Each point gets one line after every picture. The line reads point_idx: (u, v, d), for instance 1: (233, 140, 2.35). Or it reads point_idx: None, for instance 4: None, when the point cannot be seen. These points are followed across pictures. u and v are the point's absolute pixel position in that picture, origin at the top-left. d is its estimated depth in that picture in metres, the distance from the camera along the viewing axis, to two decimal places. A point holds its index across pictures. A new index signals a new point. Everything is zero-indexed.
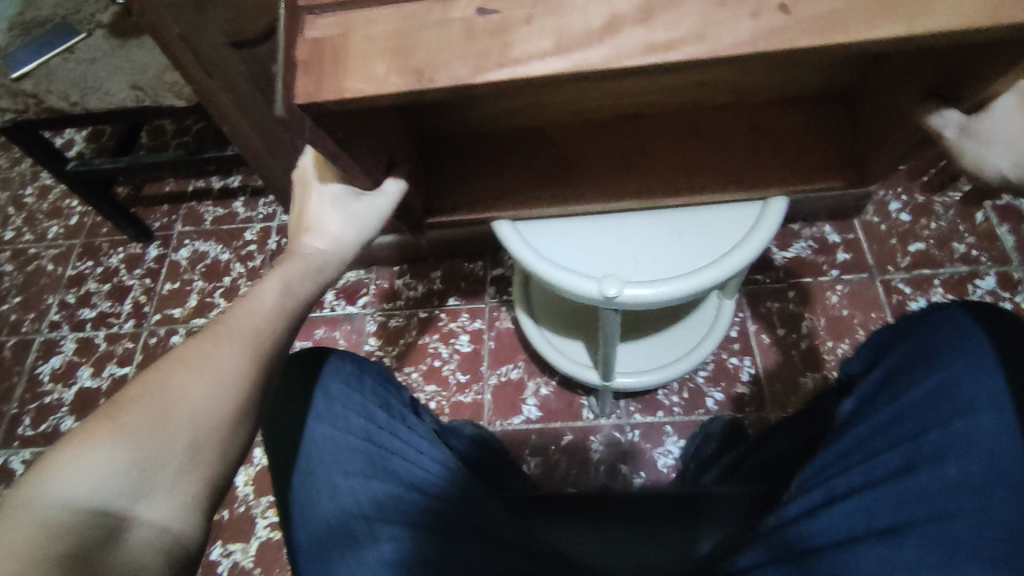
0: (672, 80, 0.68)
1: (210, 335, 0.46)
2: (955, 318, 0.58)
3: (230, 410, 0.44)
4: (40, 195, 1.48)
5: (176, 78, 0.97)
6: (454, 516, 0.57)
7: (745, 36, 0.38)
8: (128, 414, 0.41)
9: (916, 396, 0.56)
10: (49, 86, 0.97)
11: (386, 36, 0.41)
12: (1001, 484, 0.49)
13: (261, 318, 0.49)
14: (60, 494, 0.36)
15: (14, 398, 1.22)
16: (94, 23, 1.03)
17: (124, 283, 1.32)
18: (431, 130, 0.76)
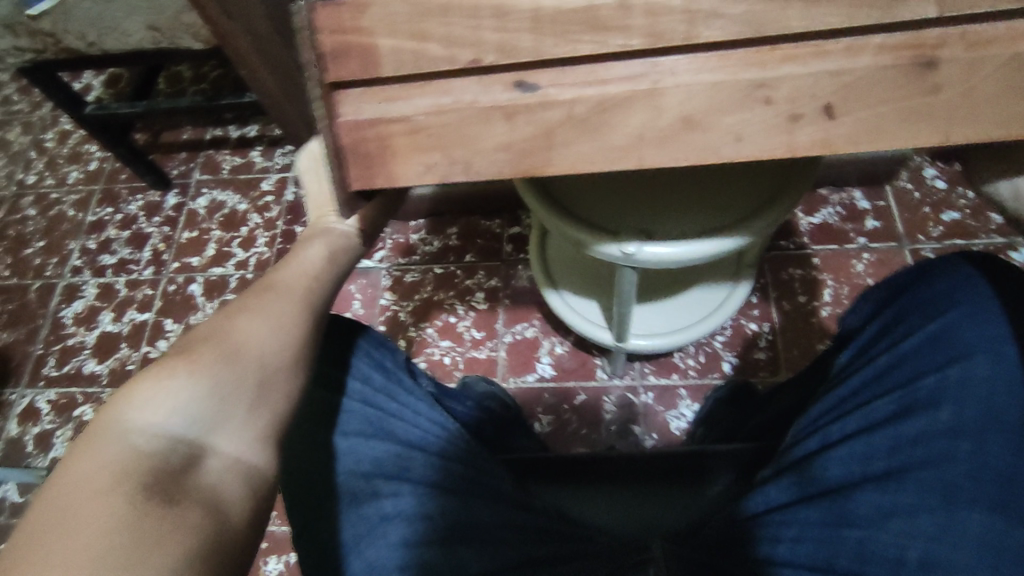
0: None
1: (268, 291, 0.49)
2: (959, 267, 0.56)
3: (288, 358, 0.46)
4: (60, 140, 1.48)
5: (193, 21, 0.95)
6: (453, 467, 0.58)
7: (735, 133, 0.43)
8: (197, 351, 0.44)
9: (913, 344, 0.54)
10: (66, 25, 0.95)
11: (428, 123, 0.44)
12: (995, 428, 0.48)
13: (309, 274, 0.51)
14: (144, 423, 0.40)
15: (39, 340, 1.24)
16: None
17: (143, 231, 1.33)
18: None
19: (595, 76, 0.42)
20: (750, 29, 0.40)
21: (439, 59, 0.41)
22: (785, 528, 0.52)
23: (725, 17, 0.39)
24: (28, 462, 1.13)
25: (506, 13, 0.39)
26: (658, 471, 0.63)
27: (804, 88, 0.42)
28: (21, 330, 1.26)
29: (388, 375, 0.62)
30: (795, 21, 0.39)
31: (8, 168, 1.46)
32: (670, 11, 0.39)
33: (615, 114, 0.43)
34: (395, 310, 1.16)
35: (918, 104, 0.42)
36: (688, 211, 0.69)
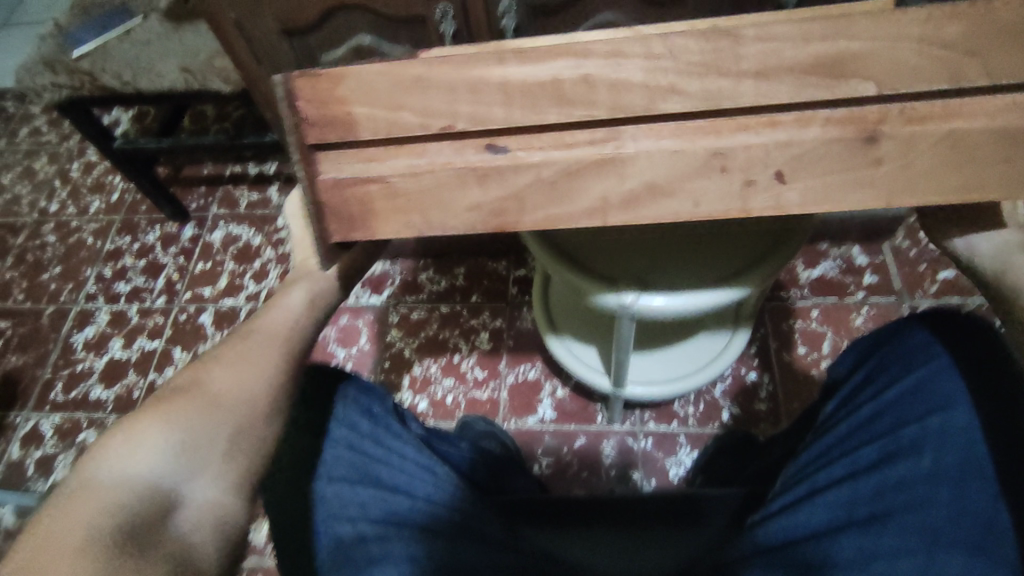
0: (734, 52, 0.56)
1: (246, 339, 0.52)
2: (914, 322, 0.61)
3: (264, 405, 0.49)
4: (84, 170, 1.53)
5: (225, 65, 0.99)
6: (443, 512, 0.60)
7: (694, 197, 0.48)
8: (176, 400, 0.47)
9: (894, 395, 0.57)
10: (104, 66, 1.01)
11: (404, 185, 0.49)
12: (976, 475, 0.51)
13: (289, 320, 0.53)
14: (119, 470, 0.42)
15: (48, 364, 1.26)
16: (151, 7, 1.07)
17: (158, 261, 1.36)
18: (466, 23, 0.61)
19: (563, 140, 0.47)
20: (698, 104, 0.45)
21: (414, 125, 0.47)
22: (776, 567, 0.52)
23: (685, 93, 0.45)
24: (27, 486, 1.13)
25: (478, 87, 0.45)
26: (650, 511, 0.64)
27: (757, 159, 0.47)
28: (31, 353, 1.28)
29: (375, 421, 0.64)
30: (746, 95, 0.45)
31: (33, 196, 1.51)
32: (631, 87, 0.45)
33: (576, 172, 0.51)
34: (399, 347, 1.18)
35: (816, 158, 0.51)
36: (685, 261, 0.72)
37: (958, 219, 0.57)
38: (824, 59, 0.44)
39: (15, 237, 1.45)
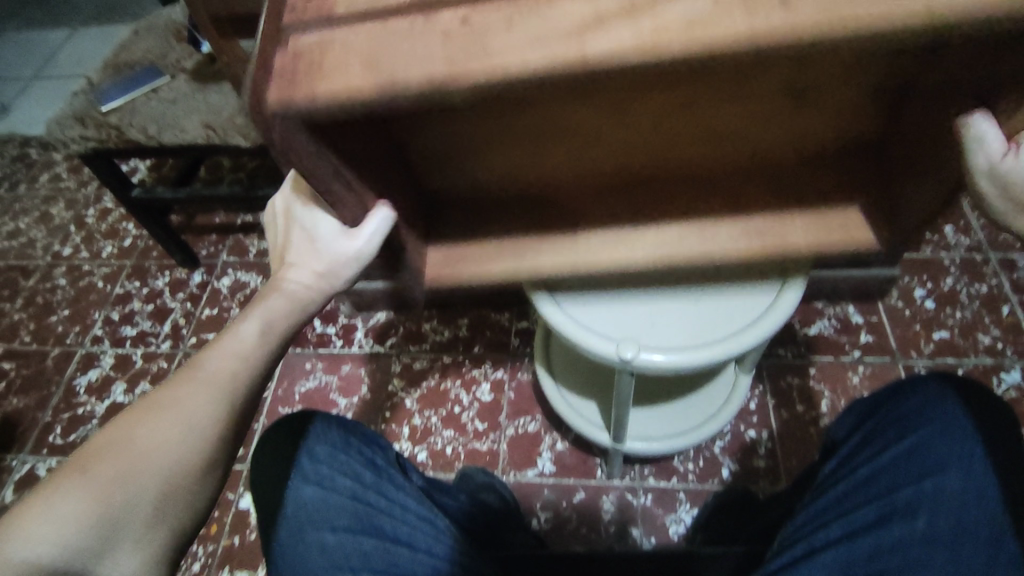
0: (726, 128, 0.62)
1: (182, 382, 0.50)
2: (910, 385, 0.63)
3: (196, 460, 0.48)
4: (100, 215, 1.57)
5: (245, 122, 1.04)
6: (445, 567, 0.61)
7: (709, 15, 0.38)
8: (98, 461, 0.45)
9: (892, 456, 0.59)
10: (131, 120, 1.06)
11: (360, 42, 0.42)
12: (968, 541, 0.52)
13: (235, 360, 0.53)
14: (25, 547, 0.40)
15: (49, 406, 1.27)
16: (179, 68, 1.14)
17: (166, 306, 1.38)
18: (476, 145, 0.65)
19: None
20: None
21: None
22: None
23: None
24: None
25: None
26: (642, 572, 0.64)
27: None
28: (33, 395, 1.29)
29: (377, 473, 0.65)
30: None
31: (47, 240, 1.54)
32: None
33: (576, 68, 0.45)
34: (401, 398, 1.19)
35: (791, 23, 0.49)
36: (662, 304, 0.76)
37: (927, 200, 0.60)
38: None
39: (27, 279, 1.48)
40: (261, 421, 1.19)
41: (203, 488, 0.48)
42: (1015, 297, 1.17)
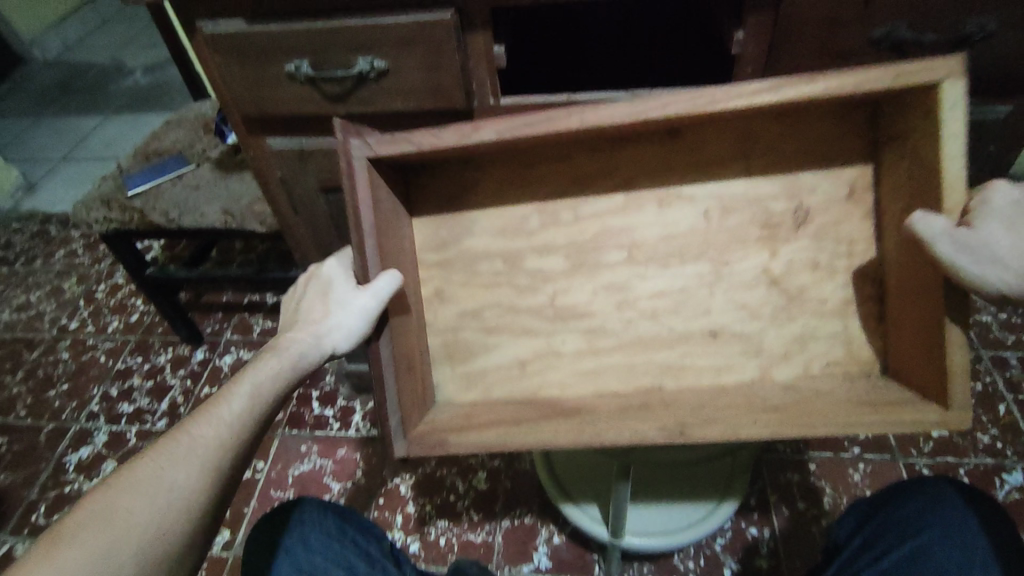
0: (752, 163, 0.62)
1: (165, 451, 0.52)
2: (909, 489, 0.64)
3: (174, 533, 0.49)
4: (110, 291, 1.61)
5: (263, 208, 1.09)
6: None
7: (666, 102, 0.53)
8: (72, 542, 0.45)
9: (893, 562, 0.58)
10: (155, 205, 1.12)
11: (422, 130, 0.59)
12: None
13: (225, 424, 0.55)
14: None
15: (36, 484, 1.24)
16: (204, 157, 1.21)
17: (165, 383, 1.39)
18: (517, 183, 0.65)
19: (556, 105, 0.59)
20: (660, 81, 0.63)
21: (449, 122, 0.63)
22: None
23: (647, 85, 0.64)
24: None
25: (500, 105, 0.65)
26: None
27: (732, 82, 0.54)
28: (22, 471, 1.27)
29: (371, 564, 0.64)
30: None
31: (55, 314, 1.57)
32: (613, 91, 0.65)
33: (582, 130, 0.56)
34: (397, 484, 1.17)
35: (779, 116, 0.60)
36: None
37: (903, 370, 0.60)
38: None
39: (30, 352, 1.49)
40: (251, 505, 1.16)
41: (182, 559, 0.49)
42: (1008, 396, 1.18)
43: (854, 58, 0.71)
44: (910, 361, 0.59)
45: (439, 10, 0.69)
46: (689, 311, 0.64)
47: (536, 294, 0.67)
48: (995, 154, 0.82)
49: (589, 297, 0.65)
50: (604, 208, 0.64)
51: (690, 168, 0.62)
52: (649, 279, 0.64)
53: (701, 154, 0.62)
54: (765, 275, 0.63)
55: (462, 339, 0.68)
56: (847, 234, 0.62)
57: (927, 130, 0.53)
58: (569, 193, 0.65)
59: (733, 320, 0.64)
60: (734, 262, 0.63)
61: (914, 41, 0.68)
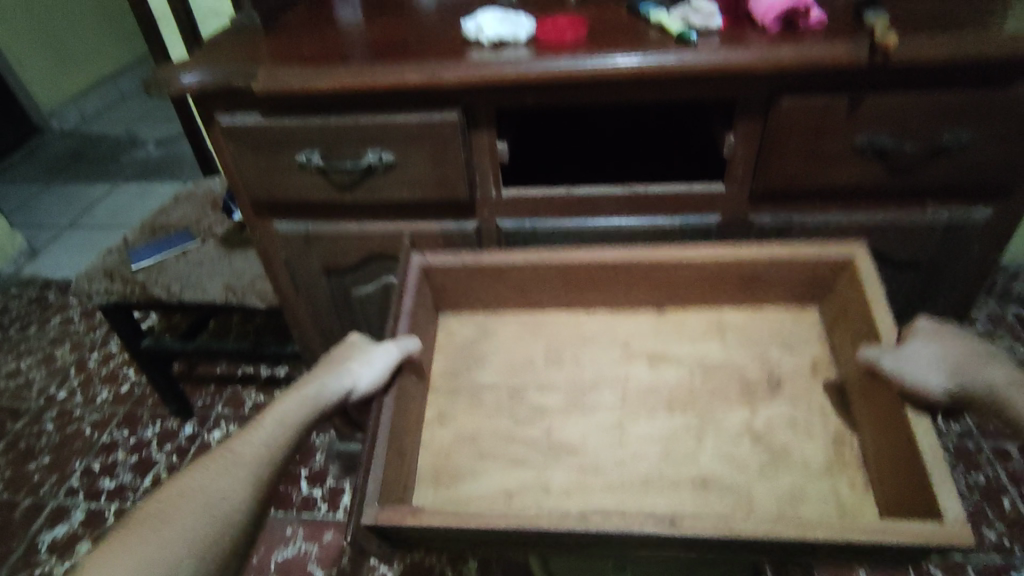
0: (715, 307, 0.79)
1: (208, 465, 0.59)
2: None
3: (213, 534, 0.55)
4: (102, 360, 1.59)
5: (265, 286, 1.11)
6: None
7: (652, 256, 0.75)
8: (128, 544, 0.53)
9: None
10: (158, 279, 1.13)
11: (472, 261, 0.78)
12: None
13: (258, 443, 0.61)
14: None
15: (5, 566, 1.19)
16: (210, 233, 1.24)
17: (151, 458, 1.35)
18: (534, 311, 0.81)
19: (578, 246, 0.80)
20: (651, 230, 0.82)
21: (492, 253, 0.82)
22: None
23: (636, 235, 0.83)
24: None
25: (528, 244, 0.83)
26: None
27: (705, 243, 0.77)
28: None
29: None
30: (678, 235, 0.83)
31: (45, 383, 1.55)
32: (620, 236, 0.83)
33: (593, 263, 0.76)
34: (384, 574, 1.11)
35: (749, 299, 0.79)
36: None
37: (905, 504, 0.58)
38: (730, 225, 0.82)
39: (14, 423, 1.46)
40: None
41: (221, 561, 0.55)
42: (1013, 489, 1.16)
43: (839, 163, 0.74)
44: (909, 495, 0.58)
45: (445, 109, 0.73)
46: (676, 458, 0.67)
47: (531, 426, 0.71)
48: (982, 254, 0.83)
49: (583, 432, 0.69)
50: (605, 359, 0.76)
51: (677, 337, 0.77)
52: (639, 425, 0.70)
53: (684, 298, 0.79)
54: (747, 431, 0.68)
55: (455, 462, 0.68)
56: (802, 363, 0.74)
57: (852, 296, 0.71)
58: (572, 325, 0.80)
59: (725, 454, 0.67)
60: (719, 416, 0.69)
61: (894, 148, 0.72)
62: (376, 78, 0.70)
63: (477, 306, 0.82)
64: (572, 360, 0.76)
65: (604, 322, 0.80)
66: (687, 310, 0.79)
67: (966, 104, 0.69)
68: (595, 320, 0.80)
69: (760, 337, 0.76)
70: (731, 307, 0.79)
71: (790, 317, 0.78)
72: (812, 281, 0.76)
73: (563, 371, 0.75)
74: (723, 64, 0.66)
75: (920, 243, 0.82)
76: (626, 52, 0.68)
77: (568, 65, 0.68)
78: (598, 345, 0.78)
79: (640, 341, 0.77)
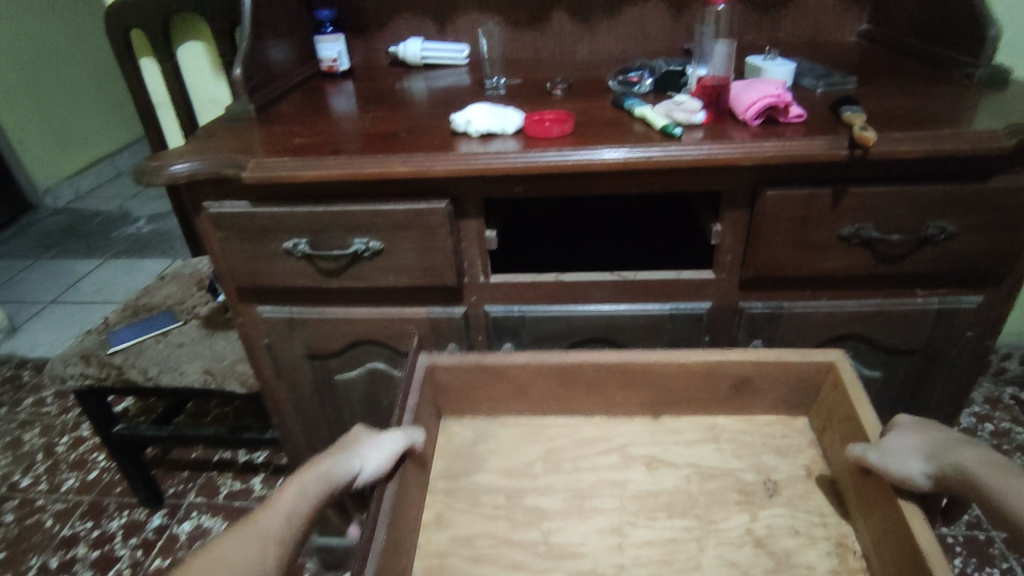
0: (708, 408, 0.76)
1: (224, 544, 0.52)
2: None
3: None
4: (71, 445, 1.52)
5: (245, 369, 1.07)
6: None
7: (653, 359, 0.73)
8: None
9: None
10: (135, 362, 1.10)
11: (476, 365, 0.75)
12: None
13: (278, 524, 0.54)
14: None
15: None
16: (193, 313, 1.21)
17: (113, 553, 1.26)
18: (527, 411, 0.78)
19: (586, 350, 0.77)
20: (646, 319, 0.81)
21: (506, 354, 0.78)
22: None
23: (626, 324, 0.81)
24: None
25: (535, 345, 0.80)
26: None
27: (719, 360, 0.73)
28: None
29: None
30: (667, 324, 0.81)
31: (8, 469, 1.47)
32: (623, 328, 0.82)
33: (579, 370, 0.73)
34: None
35: (738, 408, 0.76)
36: None
37: None
38: (722, 311, 0.81)
39: None
40: None
41: None
42: None
43: (828, 253, 0.74)
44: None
45: (434, 199, 0.73)
46: (678, 565, 0.62)
47: (530, 529, 0.66)
48: (976, 339, 0.82)
49: (582, 537, 0.65)
50: (604, 464, 0.72)
51: (676, 444, 0.74)
52: (639, 530, 0.65)
53: (679, 404, 0.76)
54: (748, 536, 0.64)
55: (449, 565, 0.64)
56: (803, 462, 0.71)
57: (839, 402, 0.68)
58: (560, 426, 0.77)
59: (728, 558, 0.63)
60: (719, 522, 0.65)
61: (880, 240, 0.72)
62: (366, 166, 0.70)
63: (478, 408, 0.78)
64: (572, 465, 0.72)
65: (600, 423, 0.77)
66: (679, 409, 0.76)
67: (947, 198, 0.70)
68: (588, 425, 0.76)
69: (754, 443, 0.73)
70: (724, 414, 0.76)
71: (785, 420, 0.75)
72: (795, 387, 0.73)
73: (560, 476, 0.71)
74: (708, 159, 0.68)
75: (913, 331, 0.81)
76: (613, 145, 0.69)
77: (557, 158, 0.69)
78: (588, 441, 0.75)
79: (637, 446, 0.74)
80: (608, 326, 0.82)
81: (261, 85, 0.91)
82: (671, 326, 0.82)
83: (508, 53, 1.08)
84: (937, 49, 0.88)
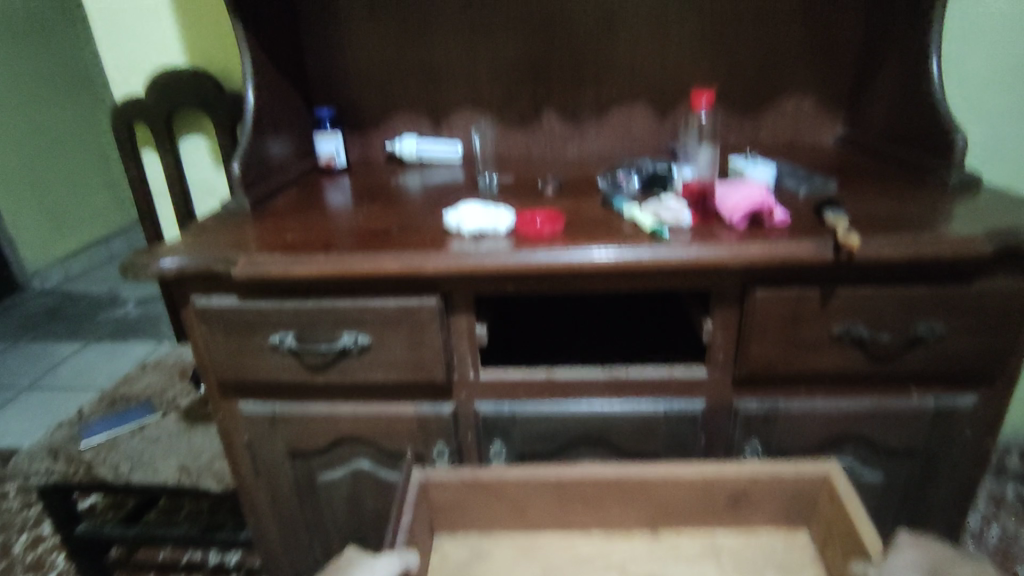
0: (705, 516, 0.72)
1: None
2: None
3: None
4: (29, 545, 1.42)
5: (223, 466, 1.02)
6: None
7: (651, 470, 0.70)
8: None
9: None
10: (106, 458, 1.05)
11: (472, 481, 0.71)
12: None
13: None
14: None
15: None
16: (173, 405, 1.18)
17: None
18: (520, 523, 0.74)
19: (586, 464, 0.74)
20: (639, 425, 0.79)
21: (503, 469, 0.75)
22: None
23: (619, 425, 0.79)
24: None
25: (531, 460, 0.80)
26: None
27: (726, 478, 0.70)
28: None
29: None
30: (661, 426, 0.79)
31: None
32: (615, 431, 0.80)
33: (573, 481, 0.70)
34: None
35: (740, 521, 0.72)
36: None
37: None
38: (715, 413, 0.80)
39: None
40: None
41: None
42: None
43: (820, 353, 0.74)
44: None
45: (424, 295, 0.73)
46: None
47: None
48: (974, 440, 0.81)
49: None
50: None
51: (677, 561, 0.70)
52: None
53: (677, 516, 0.72)
54: None
55: None
56: None
57: (837, 514, 0.66)
58: (559, 540, 0.73)
59: None
60: None
61: (871, 339, 0.73)
62: (357, 264, 0.70)
63: (471, 524, 0.74)
64: None
65: (597, 539, 0.73)
66: (677, 517, 0.73)
67: (935, 300, 0.71)
68: (587, 540, 0.73)
69: (755, 559, 0.70)
70: (723, 527, 0.73)
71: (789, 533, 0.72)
72: (794, 496, 0.70)
73: None
74: (697, 262, 0.68)
75: (912, 432, 0.79)
76: (602, 245, 0.70)
77: (547, 259, 0.69)
78: (586, 558, 0.71)
79: (636, 562, 0.70)
80: (602, 433, 0.80)
81: (258, 180, 0.93)
82: (665, 428, 0.79)
83: (500, 150, 1.12)
84: (909, 152, 0.92)
